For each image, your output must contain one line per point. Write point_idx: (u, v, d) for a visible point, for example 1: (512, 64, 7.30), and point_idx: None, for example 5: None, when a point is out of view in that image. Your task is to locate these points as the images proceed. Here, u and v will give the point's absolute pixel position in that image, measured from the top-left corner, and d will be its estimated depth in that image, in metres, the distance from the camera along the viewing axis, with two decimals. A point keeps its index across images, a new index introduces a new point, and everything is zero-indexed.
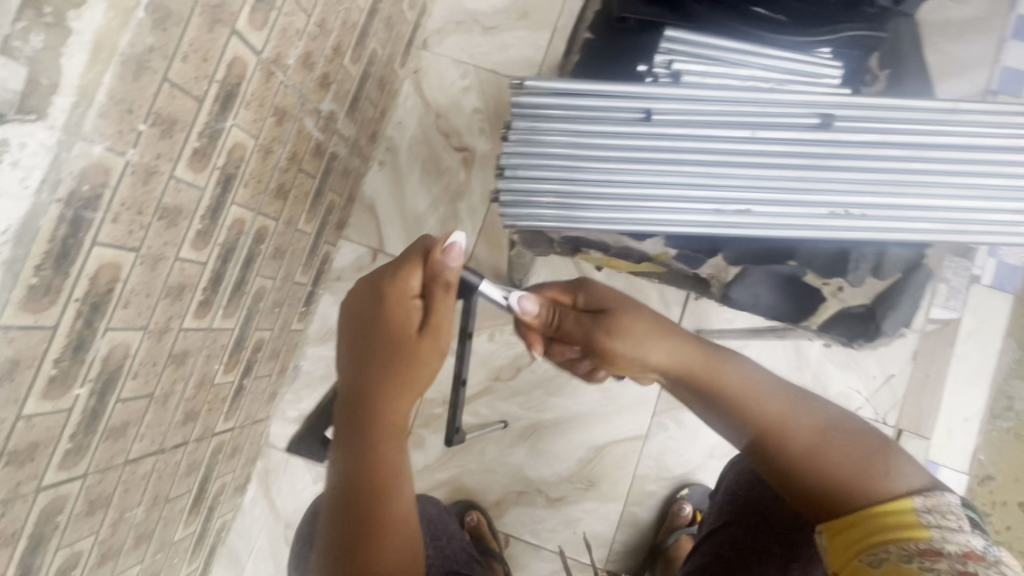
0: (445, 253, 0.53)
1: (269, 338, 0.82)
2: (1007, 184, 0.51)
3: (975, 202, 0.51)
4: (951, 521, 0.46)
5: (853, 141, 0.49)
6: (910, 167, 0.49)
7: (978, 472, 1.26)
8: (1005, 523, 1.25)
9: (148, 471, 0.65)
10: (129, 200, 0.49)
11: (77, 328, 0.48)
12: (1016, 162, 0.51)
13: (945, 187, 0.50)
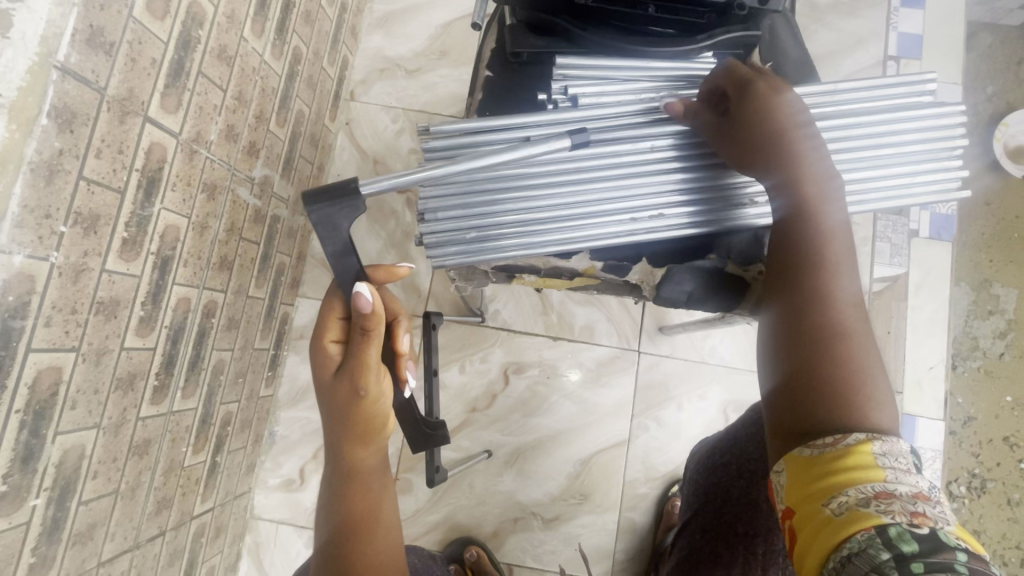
0: (357, 302, 0.42)
1: (237, 410, 0.82)
2: (891, 152, 0.56)
3: (867, 170, 0.56)
4: (903, 463, 0.37)
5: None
6: None
7: (958, 414, 1.30)
8: (995, 460, 1.28)
9: (124, 570, 0.63)
10: (60, 301, 0.48)
11: (23, 440, 0.47)
12: (895, 130, 0.56)
13: (837, 163, 0.55)
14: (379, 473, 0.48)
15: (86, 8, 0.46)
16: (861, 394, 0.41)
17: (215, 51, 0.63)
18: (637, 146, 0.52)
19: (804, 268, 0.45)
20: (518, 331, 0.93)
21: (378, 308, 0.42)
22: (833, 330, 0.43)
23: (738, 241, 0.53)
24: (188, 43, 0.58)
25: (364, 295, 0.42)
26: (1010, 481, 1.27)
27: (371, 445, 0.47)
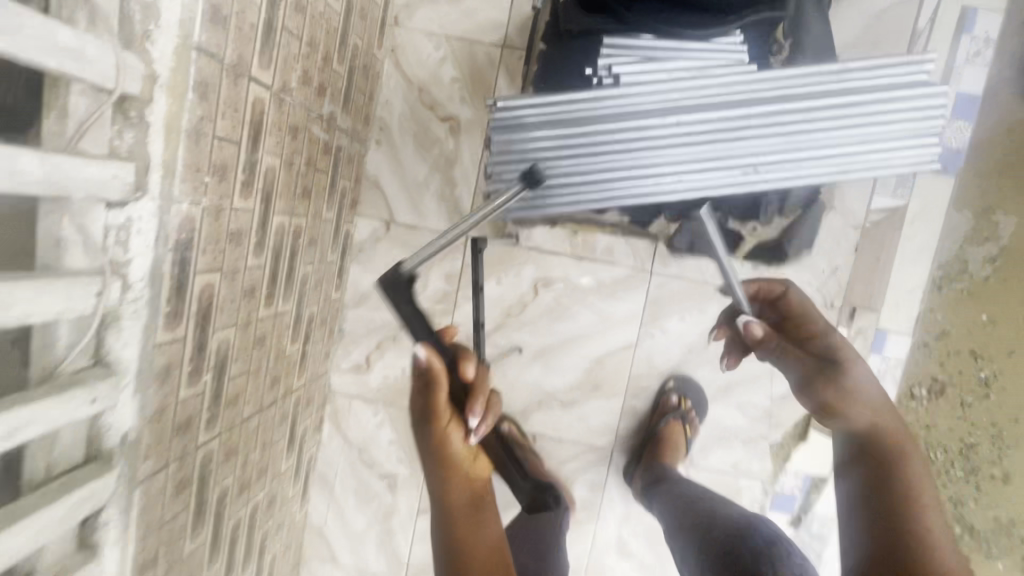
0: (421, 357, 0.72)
1: (317, 310, 1.00)
2: (906, 127, 0.61)
3: (882, 144, 0.61)
4: None
5: (796, 129, 0.60)
6: (818, 125, 0.60)
7: (933, 327, 1.47)
8: (957, 368, 1.48)
9: (256, 425, 0.86)
10: (209, 235, 0.63)
11: (197, 335, 0.65)
12: (917, 106, 0.60)
13: (854, 139, 0.61)
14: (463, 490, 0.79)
15: None
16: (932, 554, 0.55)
17: (293, 4, 0.70)
18: (692, 129, 0.60)
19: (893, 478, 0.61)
20: (547, 251, 1.07)
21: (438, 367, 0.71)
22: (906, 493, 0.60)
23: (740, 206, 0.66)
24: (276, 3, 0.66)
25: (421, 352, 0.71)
26: (966, 388, 1.48)
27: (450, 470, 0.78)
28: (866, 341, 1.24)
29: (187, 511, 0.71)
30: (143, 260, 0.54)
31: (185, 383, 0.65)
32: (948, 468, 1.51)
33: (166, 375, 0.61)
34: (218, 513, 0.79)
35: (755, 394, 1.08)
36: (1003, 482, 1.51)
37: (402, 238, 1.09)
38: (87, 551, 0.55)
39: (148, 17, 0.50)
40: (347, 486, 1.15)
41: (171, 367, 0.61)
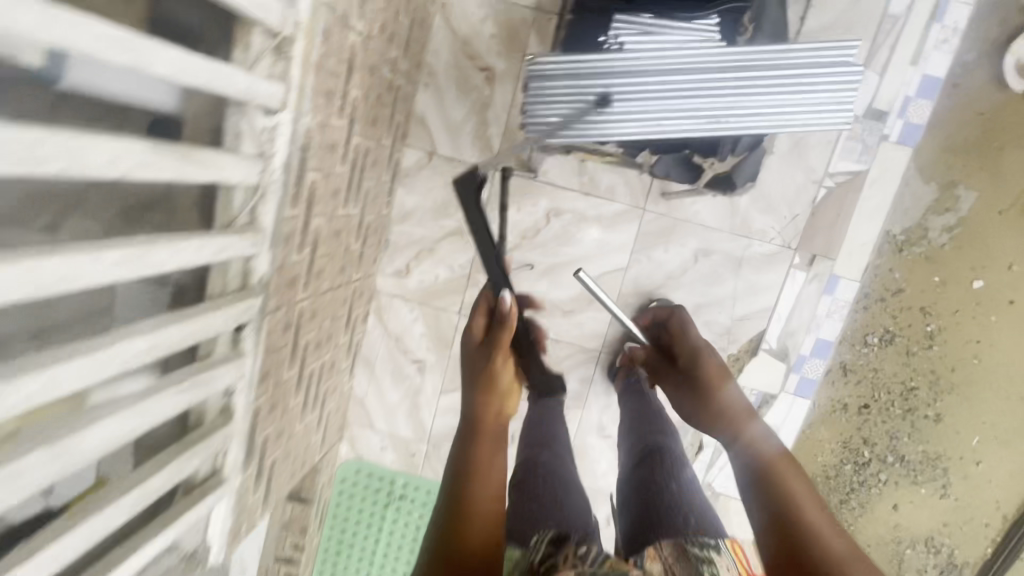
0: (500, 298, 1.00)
1: (374, 220, 1.24)
2: (825, 94, 0.81)
3: (805, 107, 0.81)
4: None
5: (745, 92, 0.80)
6: (763, 88, 0.80)
7: (889, 284, 1.74)
8: (908, 321, 1.75)
9: (329, 300, 1.12)
10: (316, 143, 0.87)
11: (303, 217, 0.90)
12: (835, 78, 0.80)
13: (788, 100, 0.81)
14: (498, 433, 0.88)
15: None
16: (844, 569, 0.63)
17: None
18: (671, 86, 0.81)
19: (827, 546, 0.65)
20: (560, 186, 1.31)
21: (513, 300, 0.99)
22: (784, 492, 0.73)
23: (700, 144, 0.85)
24: None
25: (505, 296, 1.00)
26: (913, 338, 1.76)
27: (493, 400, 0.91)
28: (820, 284, 1.48)
29: (287, 348, 0.98)
30: (282, 153, 0.78)
31: (295, 250, 0.90)
32: (887, 406, 1.80)
33: (286, 241, 0.86)
34: (302, 358, 1.06)
35: (720, 315, 1.34)
36: (934, 422, 1.79)
37: (442, 167, 1.32)
38: (239, 350, 0.82)
39: None
40: (386, 367, 1.43)
41: (289, 235, 0.87)
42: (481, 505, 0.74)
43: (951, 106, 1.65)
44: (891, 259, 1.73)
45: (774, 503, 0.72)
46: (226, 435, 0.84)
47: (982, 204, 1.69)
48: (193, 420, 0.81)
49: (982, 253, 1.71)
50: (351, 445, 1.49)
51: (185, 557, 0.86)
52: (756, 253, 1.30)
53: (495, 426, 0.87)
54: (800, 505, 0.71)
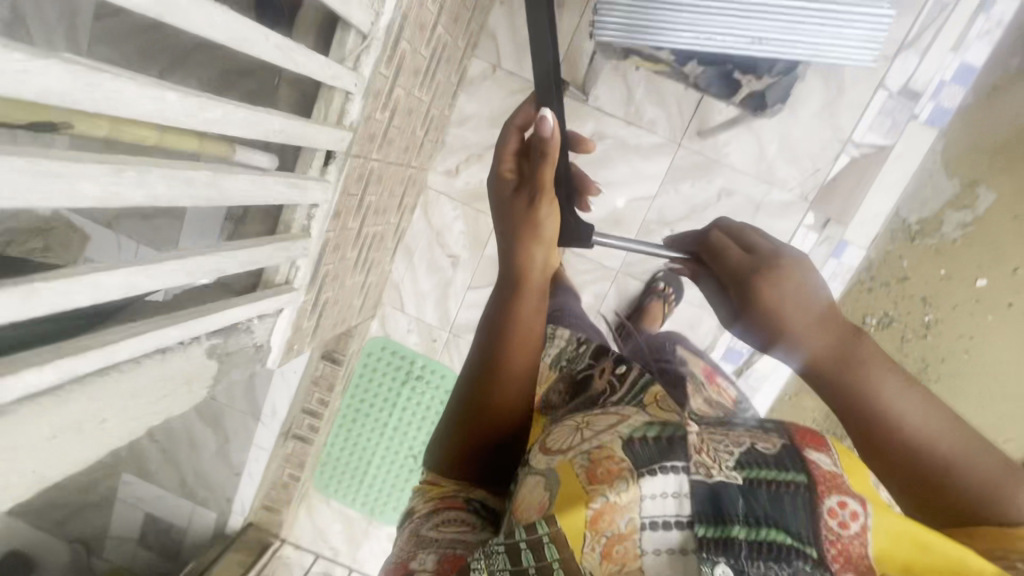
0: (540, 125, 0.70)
1: (437, 115, 1.38)
2: (856, 34, 0.94)
3: (837, 41, 0.94)
4: (657, 512, 0.52)
5: (790, 20, 0.92)
6: (805, 18, 0.92)
7: (898, 273, 1.75)
8: (908, 311, 1.77)
9: (393, 174, 1.27)
10: (412, 17, 1.01)
11: (390, 82, 1.05)
12: (867, 22, 0.93)
13: (824, 32, 0.93)
14: (539, 287, 0.75)
15: None
16: (960, 486, 0.50)
17: None
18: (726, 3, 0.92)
19: (932, 452, 0.52)
20: (606, 112, 1.44)
21: (557, 130, 0.70)
22: (867, 404, 0.54)
23: (743, 64, 0.99)
24: None
25: (546, 121, 0.70)
26: (909, 327, 1.77)
27: (537, 256, 0.73)
28: (829, 246, 1.59)
29: (356, 198, 1.13)
30: (389, 13, 0.93)
31: (379, 108, 1.05)
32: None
33: (375, 97, 1.01)
34: (364, 216, 1.22)
35: None
36: None
37: (503, 81, 1.46)
38: (326, 178, 0.98)
39: None
40: (424, 257, 1.59)
41: (378, 94, 1.02)
42: (512, 376, 0.71)
43: (980, 104, 1.60)
44: (905, 248, 1.73)
45: (859, 418, 0.55)
46: (304, 248, 1.00)
47: (999, 205, 1.66)
48: (281, 228, 0.97)
49: (991, 253, 1.69)
50: (382, 323, 1.66)
51: (255, 347, 1.02)
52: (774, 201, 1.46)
53: (539, 283, 0.74)
54: (889, 406, 0.53)
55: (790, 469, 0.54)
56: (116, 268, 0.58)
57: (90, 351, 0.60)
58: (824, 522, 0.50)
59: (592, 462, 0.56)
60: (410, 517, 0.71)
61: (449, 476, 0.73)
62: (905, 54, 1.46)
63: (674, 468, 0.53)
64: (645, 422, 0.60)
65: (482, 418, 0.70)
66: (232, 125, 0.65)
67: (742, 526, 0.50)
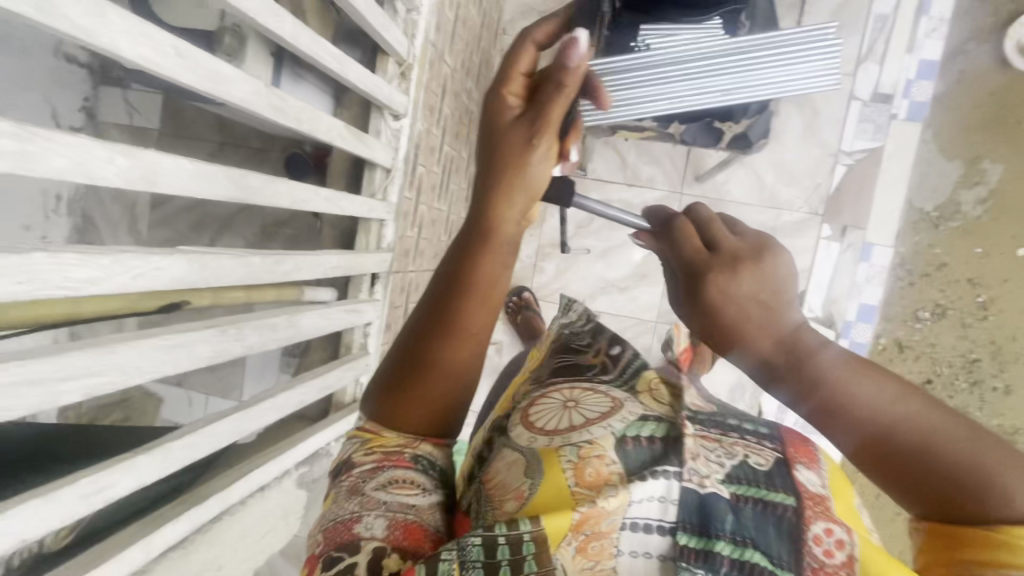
0: (569, 49, 0.51)
1: (456, 219, 1.51)
2: (814, 65, 1.04)
3: (797, 76, 1.05)
4: (649, 506, 0.49)
5: (750, 70, 1.03)
6: (763, 66, 1.03)
7: (934, 260, 1.73)
8: (959, 295, 1.72)
9: (429, 280, 1.38)
10: (423, 144, 1.16)
11: (414, 202, 1.18)
12: (820, 53, 1.03)
13: (784, 72, 1.04)
14: (511, 248, 0.58)
15: (433, 13, 1.07)
16: (915, 469, 0.42)
17: (461, 20, 1.23)
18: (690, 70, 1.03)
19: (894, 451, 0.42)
20: (608, 181, 1.58)
21: (587, 61, 0.51)
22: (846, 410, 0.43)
23: (717, 113, 1.10)
24: (457, 18, 1.20)
25: (580, 44, 0.51)
26: (966, 310, 1.73)
27: (512, 215, 0.56)
28: (855, 252, 1.61)
29: (401, 309, 1.22)
30: (404, 147, 1.07)
31: (409, 226, 1.17)
32: (952, 380, 1.75)
33: (404, 217, 1.14)
34: None
35: None
36: (1005, 394, 1.73)
37: None
38: (375, 297, 1.07)
39: (410, 29, 1.03)
40: None
41: (406, 214, 1.14)
42: (458, 341, 0.58)
43: (955, 91, 1.67)
44: (933, 235, 1.72)
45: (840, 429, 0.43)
46: (365, 365, 1.07)
47: (1011, 175, 1.67)
48: (342, 351, 1.05)
49: (1022, 221, 1.68)
50: None
51: None
52: (786, 221, 1.58)
53: (509, 242, 0.58)
54: (855, 401, 0.43)
55: (780, 488, 0.52)
56: (225, 417, 0.66)
57: (209, 498, 0.66)
58: (809, 549, 0.48)
59: (580, 462, 0.53)
60: (347, 471, 0.56)
61: (393, 426, 0.59)
62: (866, 65, 1.57)
63: (666, 472, 0.51)
64: (640, 418, 0.57)
65: (418, 378, 0.58)
66: (303, 271, 0.75)
67: (727, 543, 0.47)
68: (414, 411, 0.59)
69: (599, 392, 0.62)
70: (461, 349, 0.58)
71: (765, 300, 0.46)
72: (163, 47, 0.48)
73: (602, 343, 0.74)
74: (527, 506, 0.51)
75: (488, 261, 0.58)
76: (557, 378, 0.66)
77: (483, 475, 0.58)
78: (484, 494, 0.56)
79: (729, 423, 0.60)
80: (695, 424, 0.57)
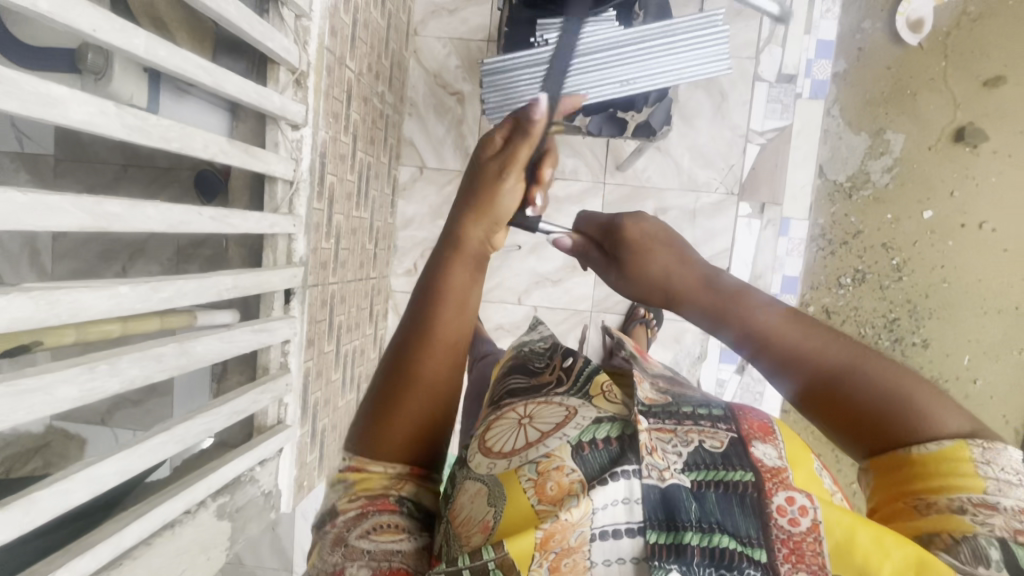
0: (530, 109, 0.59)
1: (382, 225, 1.49)
2: (705, 52, 1.08)
3: (691, 64, 1.08)
4: (615, 514, 0.49)
5: (644, 59, 1.05)
6: (655, 54, 1.05)
7: (849, 229, 1.82)
8: (873, 259, 1.82)
9: (355, 289, 1.35)
10: (331, 152, 1.13)
11: (328, 210, 1.15)
12: (708, 41, 1.08)
13: (679, 60, 1.07)
14: (477, 262, 0.59)
15: (328, 18, 1.05)
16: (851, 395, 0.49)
17: (362, 23, 1.20)
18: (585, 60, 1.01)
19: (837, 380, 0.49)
20: None
21: (546, 117, 0.58)
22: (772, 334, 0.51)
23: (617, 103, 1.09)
24: (357, 21, 1.17)
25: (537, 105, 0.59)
26: (882, 273, 1.83)
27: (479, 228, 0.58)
28: (775, 227, 1.68)
29: (326, 322, 1.20)
30: (307, 157, 1.04)
31: (323, 237, 1.14)
32: (875, 340, 1.85)
33: (317, 229, 1.11)
34: (339, 334, 1.28)
35: None
36: (923, 348, 1.85)
37: (433, 177, 1.58)
38: (291, 314, 1.04)
39: (304, 36, 1.00)
40: None
41: (319, 225, 1.11)
42: (439, 352, 0.56)
43: (855, 66, 1.76)
44: (846, 206, 1.81)
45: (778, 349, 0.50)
46: (286, 384, 1.04)
47: (911, 143, 1.78)
48: (260, 373, 1.01)
49: (925, 186, 1.79)
50: None
51: (264, 496, 1.03)
52: (706, 203, 1.63)
53: (474, 256, 0.59)
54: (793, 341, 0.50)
55: (737, 467, 0.52)
56: (108, 457, 0.62)
57: (97, 544, 0.63)
58: (774, 521, 0.48)
59: (542, 476, 0.52)
60: (330, 520, 0.54)
61: (373, 457, 0.56)
62: (770, 47, 1.63)
63: (626, 473, 0.50)
64: (595, 422, 0.56)
65: (403, 398, 0.55)
66: (189, 296, 0.71)
67: (694, 532, 0.48)
68: (399, 431, 0.55)
69: (552, 403, 0.62)
70: (442, 365, 0.56)
71: (678, 247, 0.57)
72: None
73: (556, 357, 0.74)
74: (494, 536, 0.50)
75: (455, 276, 0.58)
76: (513, 400, 0.65)
77: (448, 511, 0.55)
78: (452, 534, 0.52)
79: (682, 411, 0.59)
80: (648, 417, 0.57)
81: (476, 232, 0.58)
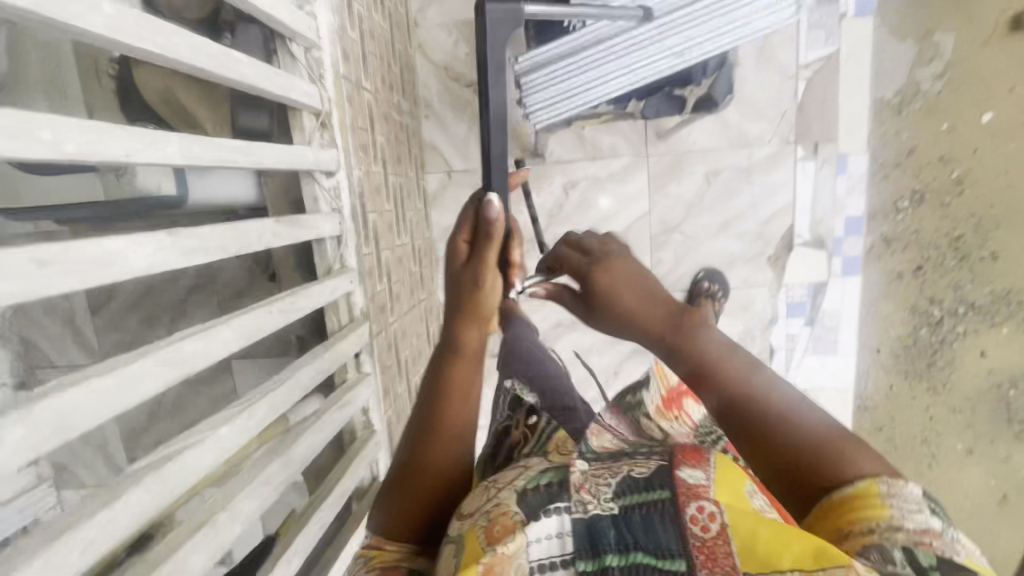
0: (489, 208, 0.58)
1: (422, 244, 1.41)
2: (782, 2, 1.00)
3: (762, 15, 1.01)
4: (550, 545, 0.46)
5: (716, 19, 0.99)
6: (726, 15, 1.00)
7: None
8: None
9: (411, 319, 1.28)
10: (367, 188, 1.04)
11: (375, 250, 1.07)
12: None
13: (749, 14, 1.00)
14: (477, 357, 0.61)
15: (336, 42, 0.93)
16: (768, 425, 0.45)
17: (368, 35, 1.08)
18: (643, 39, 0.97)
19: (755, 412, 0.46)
20: (568, 160, 1.46)
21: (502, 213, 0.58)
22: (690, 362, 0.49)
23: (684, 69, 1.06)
24: (363, 35, 1.05)
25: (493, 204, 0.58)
26: None
27: (471, 331, 0.60)
28: (831, 166, 1.56)
29: (394, 364, 1.14)
30: (347, 203, 0.96)
31: (377, 281, 1.07)
32: (941, 261, 1.62)
33: (369, 274, 1.03)
34: (407, 371, 1.23)
35: (748, 223, 1.48)
36: None
37: (463, 180, 1.48)
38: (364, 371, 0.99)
39: (319, 69, 0.89)
40: None
41: (370, 269, 1.04)
42: (445, 445, 0.58)
43: None
44: None
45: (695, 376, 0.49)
46: (374, 443, 1.00)
47: None
48: (348, 439, 0.98)
49: None
50: None
51: None
52: (760, 158, 1.45)
53: (475, 356, 0.61)
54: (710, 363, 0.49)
55: (660, 488, 0.50)
56: None
57: None
58: (691, 533, 0.45)
59: (492, 520, 0.49)
60: None
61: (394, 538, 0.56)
62: None
63: (559, 508, 0.48)
64: (540, 471, 0.54)
65: (417, 481, 0.57)
66: (280, 406, 0.66)
67: (615, 553, 0.45)
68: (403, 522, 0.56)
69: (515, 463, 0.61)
70: (447, 459, 0.58)
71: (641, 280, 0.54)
72: (23, 267, 0.37)
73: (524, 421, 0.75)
74: None
75: (459, 374, 0.60)
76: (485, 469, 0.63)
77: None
78: None
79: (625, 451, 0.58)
80: (590, 462, 0.56)
81: (468, 335, 0.60)
